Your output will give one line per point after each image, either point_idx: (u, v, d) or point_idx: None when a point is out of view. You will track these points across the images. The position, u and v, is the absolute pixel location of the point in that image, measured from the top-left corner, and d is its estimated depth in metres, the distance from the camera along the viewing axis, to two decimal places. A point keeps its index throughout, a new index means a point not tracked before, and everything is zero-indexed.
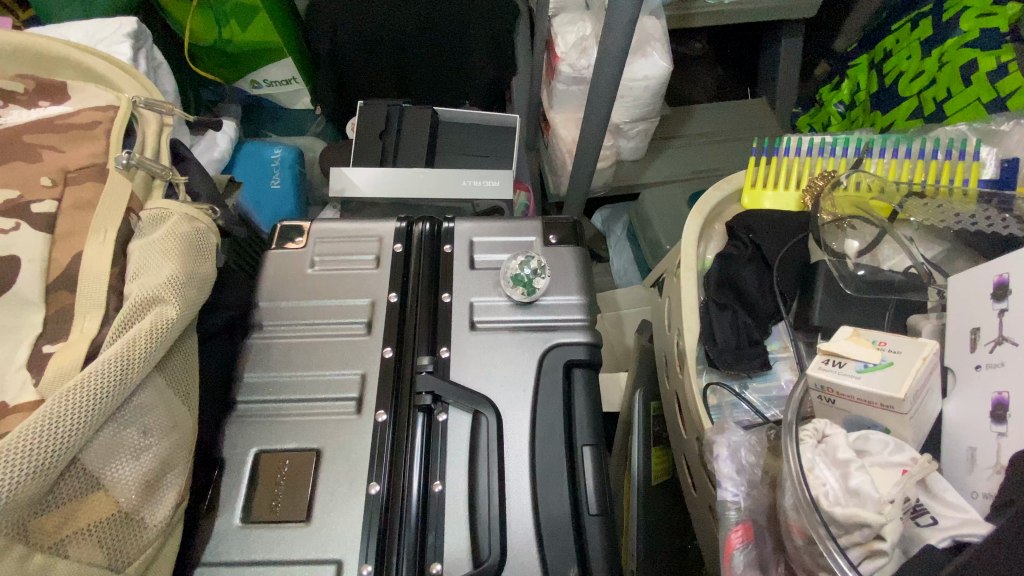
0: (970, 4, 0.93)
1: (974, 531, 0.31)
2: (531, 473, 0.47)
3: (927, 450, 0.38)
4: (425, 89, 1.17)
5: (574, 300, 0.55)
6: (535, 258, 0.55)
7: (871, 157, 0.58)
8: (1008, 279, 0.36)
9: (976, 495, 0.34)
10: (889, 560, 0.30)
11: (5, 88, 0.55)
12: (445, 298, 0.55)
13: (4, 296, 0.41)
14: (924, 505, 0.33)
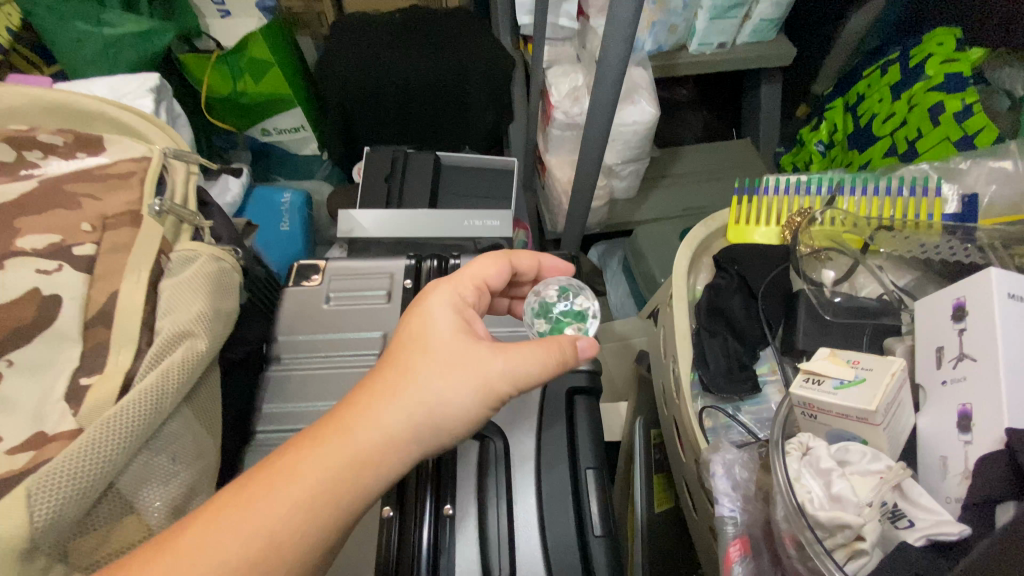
0: (935, 51, 1.02)
1: (948, 530, 0.33)
2: (538, 496, 0.49)
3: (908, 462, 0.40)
4: (427, 134, 1.25)
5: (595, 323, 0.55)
6: (534, 306, 0.56)
7: (843, 194, 0.62)
8: (964, 302, 0.39)
9: (949, 501, 0.37)
10: (872, 559, 0.32)
11: (46, 141, 0.58)
12: None
13: (44, 332, 0.44)
14: (901, 509, 0.35)
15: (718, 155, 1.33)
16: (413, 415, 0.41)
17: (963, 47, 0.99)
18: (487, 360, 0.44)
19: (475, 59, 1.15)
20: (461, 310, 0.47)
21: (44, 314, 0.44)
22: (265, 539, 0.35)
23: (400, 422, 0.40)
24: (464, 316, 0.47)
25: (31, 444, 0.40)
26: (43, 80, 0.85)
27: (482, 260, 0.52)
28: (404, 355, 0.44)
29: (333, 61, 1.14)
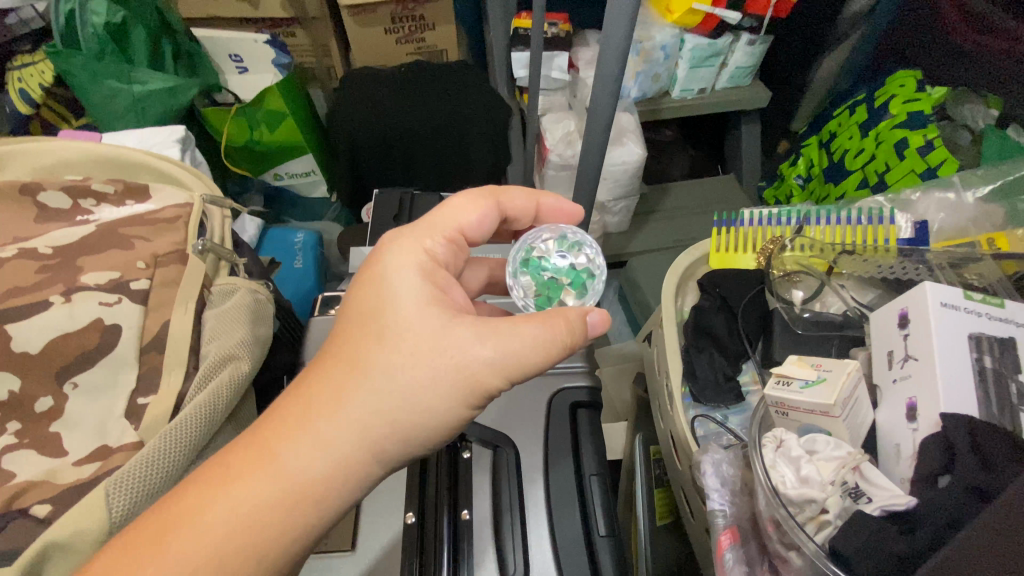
0: (897, 93, 1.12)
1: (900, 502, 0.35)
2: (547, 501, 0.54)
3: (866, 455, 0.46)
4: (430, 174, 1.33)
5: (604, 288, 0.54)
6: (525, 260, 0.56)
7: (810, 223, 0.69)
8: (907, 311, 0.43)
9: (903, 480, 0.39)
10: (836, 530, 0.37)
11: (99, 190, 0.64)
12: None
13: (106, 358, 0.49)
14: (861, 489, 0.38)
15: (704, 190, 1.42)
16: (378, 409, 0.42)
17: (923, 87, 1.09)
18: (437, 358, 0.43)
19: (476, 109, 1.25)
20: (431, 272, 0.48)
21: (107, 340, 0.50)
22: (242, 537, 0.38)
23: (366, 417, 0.41)
24: (434, 284, 0.47)
25: (96, 455, 0.45)
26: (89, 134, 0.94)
27: (458, 201, 0.52)
28: (367, 344, 0.44)
29: (344, 112, 1.23)
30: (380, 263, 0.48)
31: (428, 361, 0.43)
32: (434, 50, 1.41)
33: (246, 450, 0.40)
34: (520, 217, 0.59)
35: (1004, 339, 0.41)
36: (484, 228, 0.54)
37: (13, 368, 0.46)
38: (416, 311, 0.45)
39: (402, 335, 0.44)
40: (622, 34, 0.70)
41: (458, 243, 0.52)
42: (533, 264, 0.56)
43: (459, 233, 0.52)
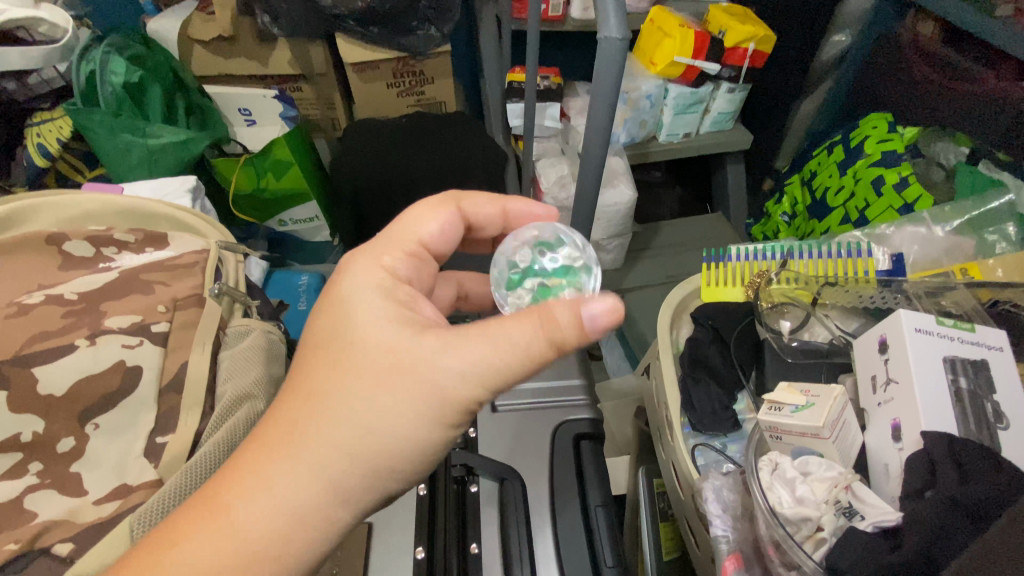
0: (870, 133, 1.20)
1: (890, 518, 0.37)
2: (554, 533, 0.56)
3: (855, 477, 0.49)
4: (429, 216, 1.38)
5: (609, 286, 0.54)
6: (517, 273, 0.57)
7: (793, 257, 0.73)
8: (886, 337, 0.46)
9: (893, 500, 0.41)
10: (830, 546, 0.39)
11: (120, 239, 0.68)
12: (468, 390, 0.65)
13: (127, 398, 0.51)
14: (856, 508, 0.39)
15: (694, 228, 1.48)
16: (346, 432, 0.42)
17: (893, 129, 1.17)
18: (388, 385, 0.43)
19: (474, 156, 1.32)
20: (392, 289, 0.49)
21: (128, 381, 0.52)
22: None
23: (334, 441, 0.42)
24: (398, 300, 0.48)
25: (116, 494, 0.46)
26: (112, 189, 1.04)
27: (415, 215, 0.57)
28: (331, 369, 0.45)
29: (349, 159, 1.30)
30: (337, 286, 0.49)
31: (382, 384, 0.43)
32: (433, 101, 1.48)
33: (200, 500, 0.40)
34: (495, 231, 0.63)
35: (976, 362, 0.44)
36: (445, 237, 0.58)
37: (38, 410, 0.48)
38: (369, 335, 0.45)
39: (366, 354, 0.44)
40: (610, 87, 0.76)
41: (422, 252, 0.56)
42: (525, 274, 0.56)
43: (420, 245, 0.56)
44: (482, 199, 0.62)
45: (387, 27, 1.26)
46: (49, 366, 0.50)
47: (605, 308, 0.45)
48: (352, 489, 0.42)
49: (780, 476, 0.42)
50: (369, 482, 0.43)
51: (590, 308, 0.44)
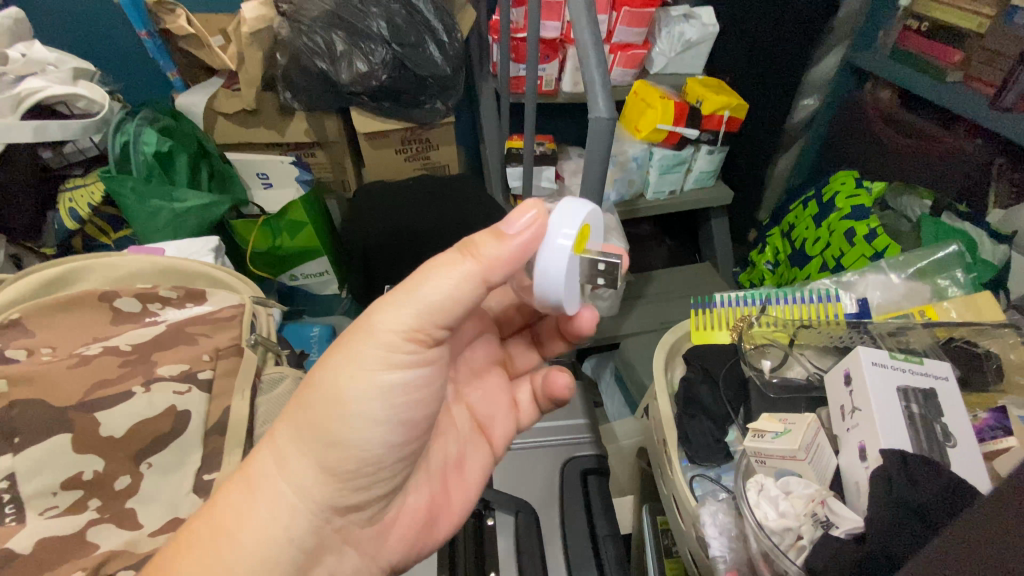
0: (841, 189, 1.31)
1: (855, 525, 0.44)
2: (565, 561, 0.62)
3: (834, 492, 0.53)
4: (436, 242, 1.40)
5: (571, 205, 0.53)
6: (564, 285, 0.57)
7: (771, 303, 0.81)
8: (848, 371, 0.54)
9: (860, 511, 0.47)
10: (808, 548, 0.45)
11: (164, 295, 0.73)
12: None
13: (179, 440, 0.57)
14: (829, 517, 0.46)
15: (684, 277, 1.57)
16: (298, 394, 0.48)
17: (862, 184, 1.28)
18: (330, 349, 0.50)
19: (476, 214, 1.41)
20: None
21: (178, 424, 0.58)
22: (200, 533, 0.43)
23: (292, 407, 0.48)
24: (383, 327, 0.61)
25: (169, 527, 0.53)
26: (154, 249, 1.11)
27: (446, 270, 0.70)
28: None
29: (364, 218, 1.40)
30: None
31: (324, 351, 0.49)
32: (438, 165, 1.61)
33: None
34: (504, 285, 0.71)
35: (925, 390, 0.52)
36: None
37: (99, 451, 0.53)
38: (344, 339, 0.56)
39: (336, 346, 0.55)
40: (602, 154, 0.86)
41: None
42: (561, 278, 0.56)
43: None
44: None
45: (398, 101, 1.39)
46: (110, 410, 0.55)
47: (518, 217, 0.48)
48: (309, 454, 0.47)
49: (766, 495, 0.48)
50: (325, 447, 0.47)
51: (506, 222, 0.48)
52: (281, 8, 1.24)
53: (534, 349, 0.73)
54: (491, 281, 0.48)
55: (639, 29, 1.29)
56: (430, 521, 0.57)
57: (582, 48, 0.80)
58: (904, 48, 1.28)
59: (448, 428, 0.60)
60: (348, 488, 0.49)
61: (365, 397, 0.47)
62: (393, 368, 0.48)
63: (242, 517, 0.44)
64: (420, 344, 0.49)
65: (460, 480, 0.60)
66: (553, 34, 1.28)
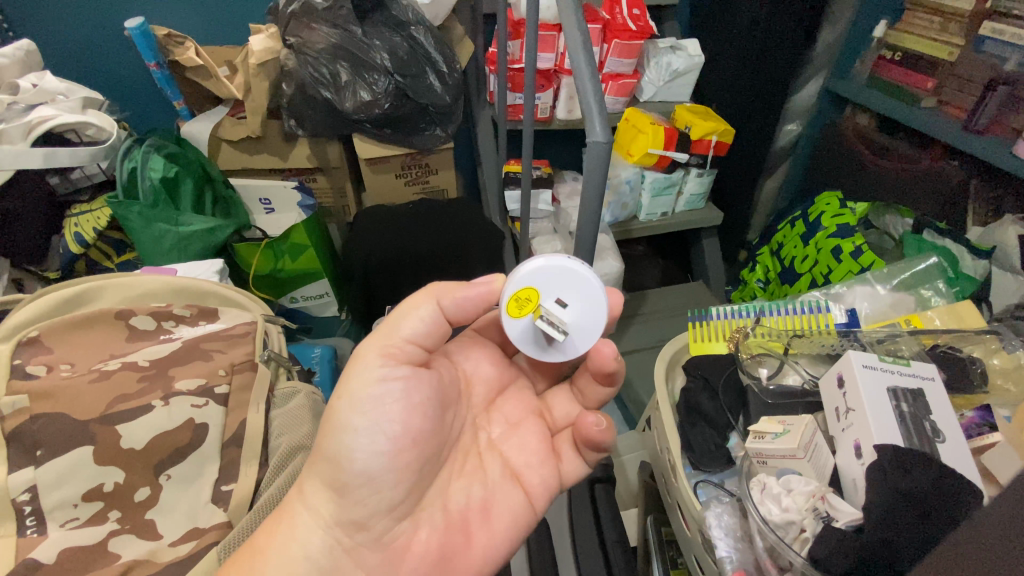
0: (825, 209, 1.36)
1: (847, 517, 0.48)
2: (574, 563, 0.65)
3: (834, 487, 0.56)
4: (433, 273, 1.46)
5: (533, 262, 0.57)
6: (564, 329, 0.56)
7: (765, 315, 0.85)
8: (841, 373, 0.59)
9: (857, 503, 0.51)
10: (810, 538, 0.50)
11: (178, 313, 0.75)
12: None
13: (197, 452, 0.59)
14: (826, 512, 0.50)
15: (678, 295, 1.62)
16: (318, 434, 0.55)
17: (845, 205, 1.34)
18: None
19: (477, 237, 1.46)
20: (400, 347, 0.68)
21: (196, 437, 0.59)
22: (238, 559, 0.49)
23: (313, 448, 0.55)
24: None
25: (190, 536, 0.55)
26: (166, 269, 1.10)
27: None
28: None
29: (362, 242, 1.42)
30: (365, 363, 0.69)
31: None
32: (437, 189, 1.65)
33: None
34: None
35: (914, 390, 0.57)
36: None
37: (118, 463, 0.55)
38: None
39: None
40: (599, 176, 0.90)
41: None
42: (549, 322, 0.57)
43: None
44: None
45: (399, 128, 1.44)
46: (131, 423, 0.56)
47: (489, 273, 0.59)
48: (317, 475, 0.52)
49: (769, 493, 0.53)
50: (324, 468, 0.52)
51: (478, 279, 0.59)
52: (288, 41, 1.29)
53: (577, 400, 0.69)
54: (447, 310, 0.56)
55: (628, 60, 1.36)
56: (445, 560, 0.54)
57: (579, 78, 0.84)
58: (880, 76, 1.35)
59: (474, 471, 0.61)
60: (353, 509, 0.51)
61: (347, 413, 0.51)
62: (374, 382, 0.52)
63: (267, 535, 0.50)
64: (391, 359, 0.53)
65: (483, 521, 0.58)
66: (548, 65, 1.34)
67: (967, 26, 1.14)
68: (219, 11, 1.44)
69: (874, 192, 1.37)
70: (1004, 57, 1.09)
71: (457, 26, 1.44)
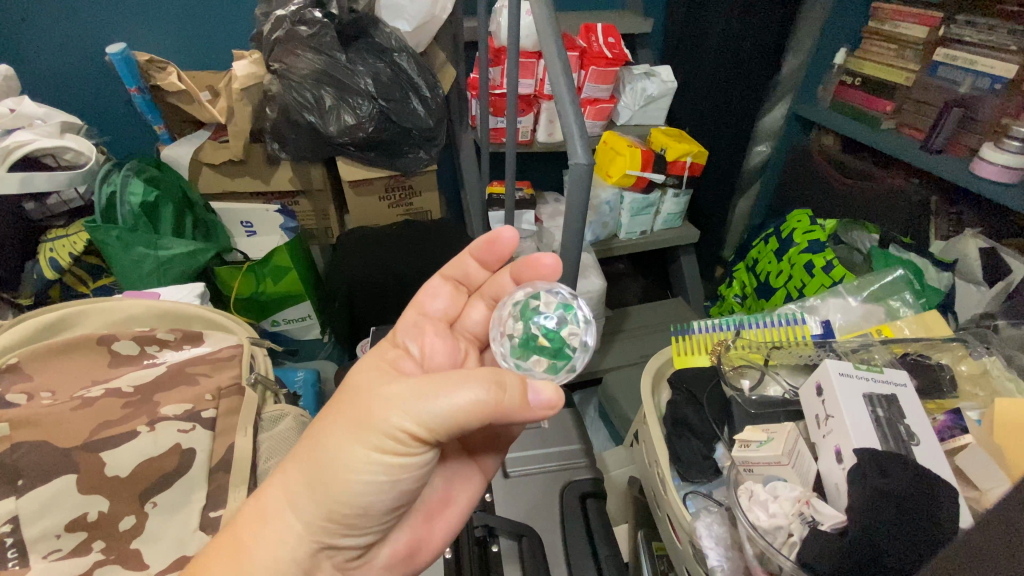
0: (798, 226, 1.41)
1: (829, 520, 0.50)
2: (566, 564, 0.71)
3: (819, 491, 0.57)
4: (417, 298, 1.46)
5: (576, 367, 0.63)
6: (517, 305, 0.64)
7: (745, 327, 0.88)
8: (818, 383, 0.62)
9: (840, 507, 0.53)
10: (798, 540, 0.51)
11: (162, 337, 0.73)
12: (486, 496, 0.77)
13: (185, 478, 0.58)
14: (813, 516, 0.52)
15: (659, 311, 1.65)
16: (305, 458, 0.51)
17: (816, 221, 1.38)
18: (345, 425, 0.50)
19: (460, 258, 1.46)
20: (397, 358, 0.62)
21: (183, 462, 0.58)
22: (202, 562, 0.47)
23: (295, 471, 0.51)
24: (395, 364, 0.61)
25: (178, 564, 0.54)
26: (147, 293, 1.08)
27: (431, 289, 0.76)
28: (322, 413, 0.55)
29: (345, 263, 1.42)
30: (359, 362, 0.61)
31: (341, 420, 0.51)
32: (421, 211, 1.66)
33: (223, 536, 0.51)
34: (478, 279, 0.79)
35: (889, 395, 0.60)
36: (433, 295, 0.76)
37: (104, 491, 0.54)
38: (355, 377, 0.57)
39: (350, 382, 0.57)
40: (581, 195, 0.92)
41: (439, 345, 0.68)
42: (526, 313, 0.63)
43: (420, 310, 0.74)
44: (469, 263, 0.78)
45: (382, 151, 1.45)
46: (115, 450, 0.55)
47: (545, 389, 0.53)
48: (300, 496, 0.50)
49: (756, 499, 0.55)
50: (315, 507, 0.49)
51: (534, 387, 0.52)
52: (272, 66, 1.30)
53: None
54: (499, 418, 0.49)
55: (604, 85, 1.42)
56: (413, 554, 0.60)
57: (560, 103, 0.87)
58: (842, 100, 1.43)
59: (448, 469, 0.67)
60: (344, 538, 0.52)
61: (360, 472, 0.49)
62: (394, 453, 0.49)
63: (250, 535, 0.49)
64: (412, 440, 0.49)
65: (447, 511, 0.65)
66: (528, 91, 1.38)
67: (921, 53, 1.23)
68: (202, 38, 1.44)
69: (840, 211, 1.43)
70: (956, 80, 1.17)
71: (438, 53, 1.48)
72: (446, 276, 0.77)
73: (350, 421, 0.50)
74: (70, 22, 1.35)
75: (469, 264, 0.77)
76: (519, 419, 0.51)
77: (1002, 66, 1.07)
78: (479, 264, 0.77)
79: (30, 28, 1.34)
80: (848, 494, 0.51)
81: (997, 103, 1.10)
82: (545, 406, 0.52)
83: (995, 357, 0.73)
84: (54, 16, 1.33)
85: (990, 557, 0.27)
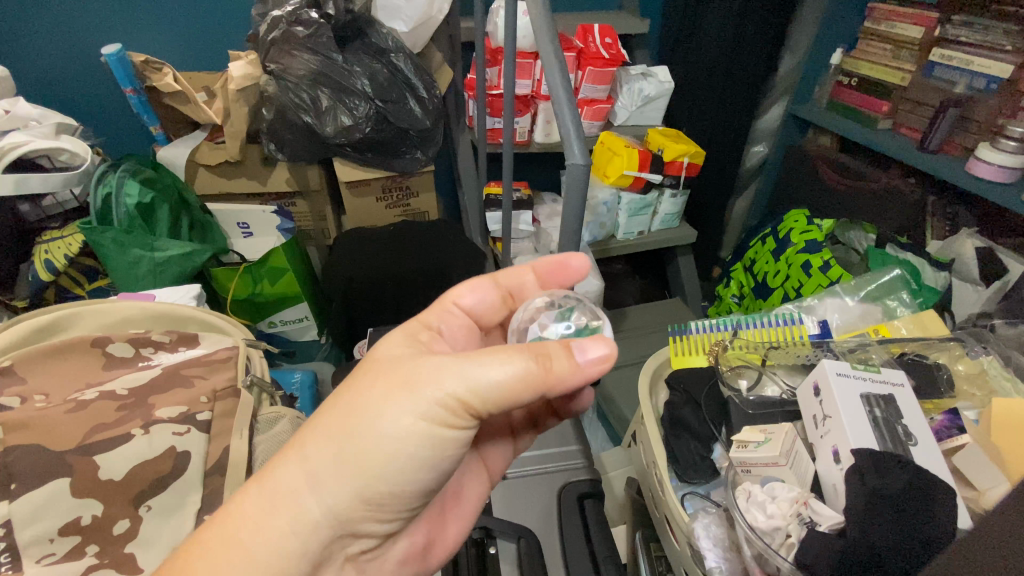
0: (795, 226, 1.41)
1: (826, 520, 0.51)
2: (563, 566, 0.70)
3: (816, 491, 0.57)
4: (415, 304, 1.45)
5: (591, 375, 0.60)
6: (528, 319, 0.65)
7: (742, 328, 0.88)
8: (816, 383, 0.62)
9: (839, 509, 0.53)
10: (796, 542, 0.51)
11: (157, 339, 0.73)
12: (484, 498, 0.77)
13: (180, 481, 0.58)
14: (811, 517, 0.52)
15: (657, 312, 1.65)
16: (339, 429, 0.49)
17: (813, 221, 1.38)
18: (386, 394, 0.49)
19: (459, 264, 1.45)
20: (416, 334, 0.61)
21: (178, 465, 0.58)
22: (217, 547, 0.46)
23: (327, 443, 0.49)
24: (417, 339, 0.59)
25: None
26: (143, 295, 1.08)
27: (471, 286, 0.69)
28: (348, 383, 0.53)
29: (343, 264, 1.41)
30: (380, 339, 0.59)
31: (377, 393, 0.50)
32: (418, 212, 1.66)
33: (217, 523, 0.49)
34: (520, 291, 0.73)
35: (886, 395, 0.60)
36: (473, 293, 0.69)
37: (98, 495, 0.53)
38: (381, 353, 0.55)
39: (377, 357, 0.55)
40: (578, 196, 0.92)
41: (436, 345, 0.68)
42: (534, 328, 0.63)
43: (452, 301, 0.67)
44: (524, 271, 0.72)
45: (380, 152, 1.45)
46: (110, 453, 0.55)
47: (593, 348, 0.51)
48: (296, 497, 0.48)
49: (754, 500, 0.55)
50: (348, 482, 0.49)
51: (579, 346, 0.51)
52: (270, 67, 1.28)
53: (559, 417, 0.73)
54: (552, 391, 0.50)
55: (602, 86, 1.42)
56: (425, 551, 0.60)
57: (557, 104, 0.86)
58: (839, 100, 1.44)
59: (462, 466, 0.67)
60: (367, 521, 0.51)
61: (401, 444, 0.49)
62: (439, 425, 0.49)
63: (257, 524, 0.47)
64: (455, 412, 0.49)
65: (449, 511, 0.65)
66: (525, 91, 1.38)
67: (917, 53, 1.23)
68: (197, 39, 1.44)
69: (837, 211, 1.42)
70: (952, 81, 1.17)
71: (435, 54, 1.48)
72: (497, 284, 0.71)
73: (393, 391, 0.49)
74: (65, 23, 1.34)
75: (528, 279, 0.71)
76: (569, 389, 0.51)
77: (998, 67, 1.07)
78: (538, 282, 0.72)
79: (24, 30, 1.33)
80: (847, 495, 0.50)
81: (992, 103, 1.10)
82: (598, 361, 0.50)
83: (991, 357, 0.73)
84: (49, 16, 1.33)
85: (992, 559, 0.27)
